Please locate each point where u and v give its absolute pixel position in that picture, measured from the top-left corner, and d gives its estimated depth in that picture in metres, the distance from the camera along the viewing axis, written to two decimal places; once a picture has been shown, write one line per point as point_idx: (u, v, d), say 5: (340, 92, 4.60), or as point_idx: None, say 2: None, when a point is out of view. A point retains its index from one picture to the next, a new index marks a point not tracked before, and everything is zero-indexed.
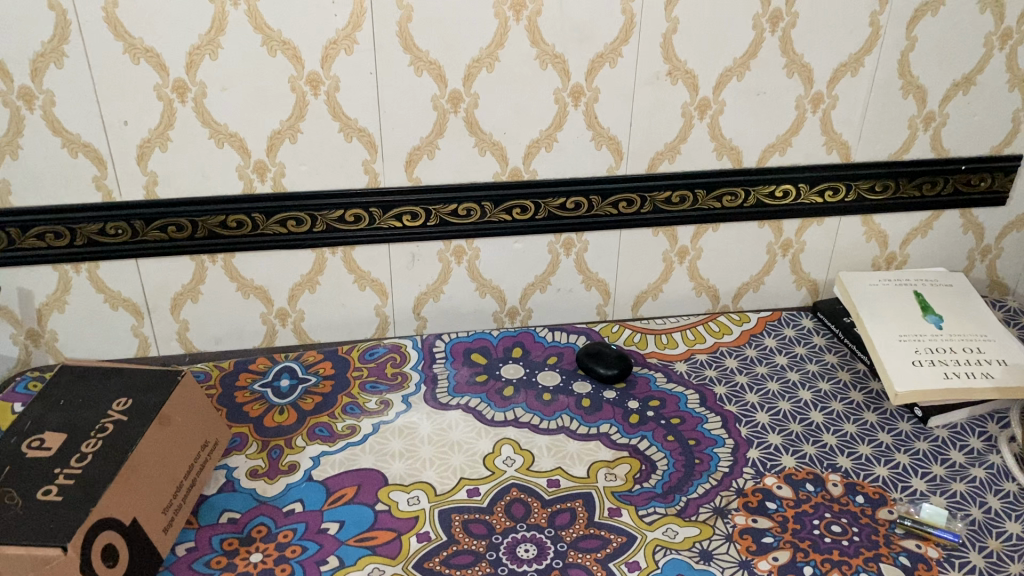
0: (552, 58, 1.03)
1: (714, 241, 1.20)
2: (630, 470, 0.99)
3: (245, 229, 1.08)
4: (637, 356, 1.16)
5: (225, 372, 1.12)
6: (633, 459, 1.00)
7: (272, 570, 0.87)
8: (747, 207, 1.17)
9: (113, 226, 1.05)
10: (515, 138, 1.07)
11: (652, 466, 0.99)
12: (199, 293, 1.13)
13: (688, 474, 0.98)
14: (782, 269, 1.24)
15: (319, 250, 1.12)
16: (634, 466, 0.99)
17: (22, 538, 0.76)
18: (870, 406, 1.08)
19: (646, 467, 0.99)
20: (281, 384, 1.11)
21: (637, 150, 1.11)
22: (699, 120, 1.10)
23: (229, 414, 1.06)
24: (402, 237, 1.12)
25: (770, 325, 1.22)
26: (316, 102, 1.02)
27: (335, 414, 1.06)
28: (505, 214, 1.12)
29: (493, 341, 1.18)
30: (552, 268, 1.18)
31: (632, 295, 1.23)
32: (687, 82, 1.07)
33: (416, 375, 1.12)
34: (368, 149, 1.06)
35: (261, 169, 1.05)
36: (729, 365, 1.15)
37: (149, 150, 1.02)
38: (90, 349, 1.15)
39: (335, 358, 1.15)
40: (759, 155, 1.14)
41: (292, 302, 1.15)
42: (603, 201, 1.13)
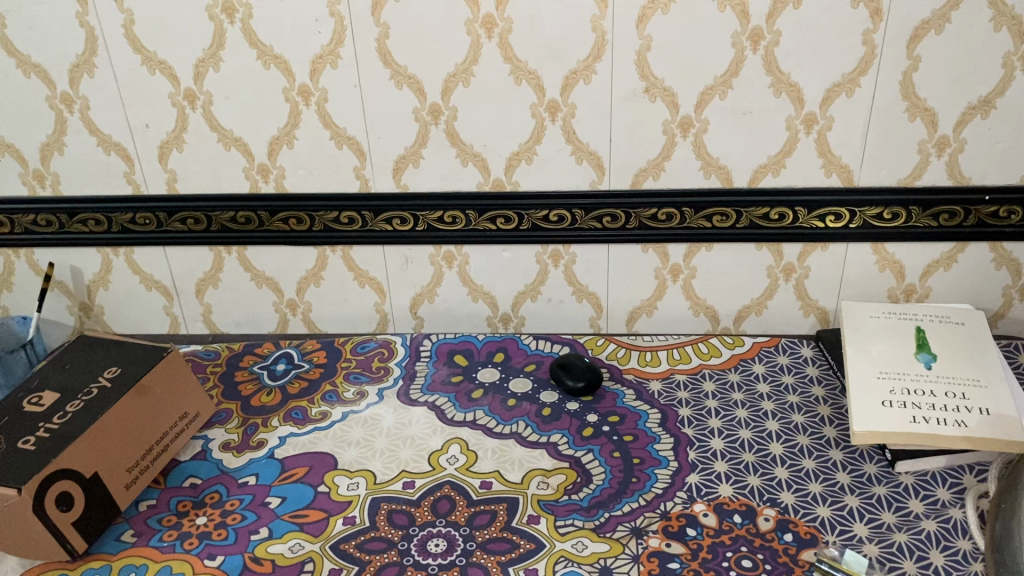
0: (526, 74, 1.06)
1: (708, 261, 1.18)
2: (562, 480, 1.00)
3: (253, 225, 1.19)
4: (615, 370, 1.16)
5: (233, 353, 1.24)
6: (571, 471, 1.01)
7: (209, 533, 0.96)
8: (741, 229, 1.14)
9: (142, 216, 1.20)
10: (495, 150, 1.11)
11: (587, 479, 1.00)
12: (219, 280, 1.25)
13: (619, 492, 0.98)
14: (786, 295, 1.20)
15: (320, 248, 1.21)
16: (570, 477, 1.00)
17: None
18: (839, 444, 1.03)
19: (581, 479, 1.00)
20: (277, 367, 1.21)
21: (619, 167, 1.12)
22: (682, 138, 1.09)
23: (224, 391, 1.17)
24: (394, 240, 1.18)
25: (764, 352, 1.18)
26: (308, 112, 1.10)
27: (314, 400, 1.15)
28: (490, 223, 1.16)
29: (478, 345, 1.22)
30: (542, 278, 1.21)
31: (626, 310, 1.23)
32: (667, 99, 1.06)
33: (398, 370, 1.19)
34: (357, 156, 1.13)
35: (265, 171, 1.15)
36: (705, 388, 1.12)
37: (168, 151, 1.15)
38: (131, 323, 1.31)
39: (330, 348, 1.24)
40: (751, 175, 1.11)
41: (300, 294, 1.25)
42: (586, 215, 1.15)
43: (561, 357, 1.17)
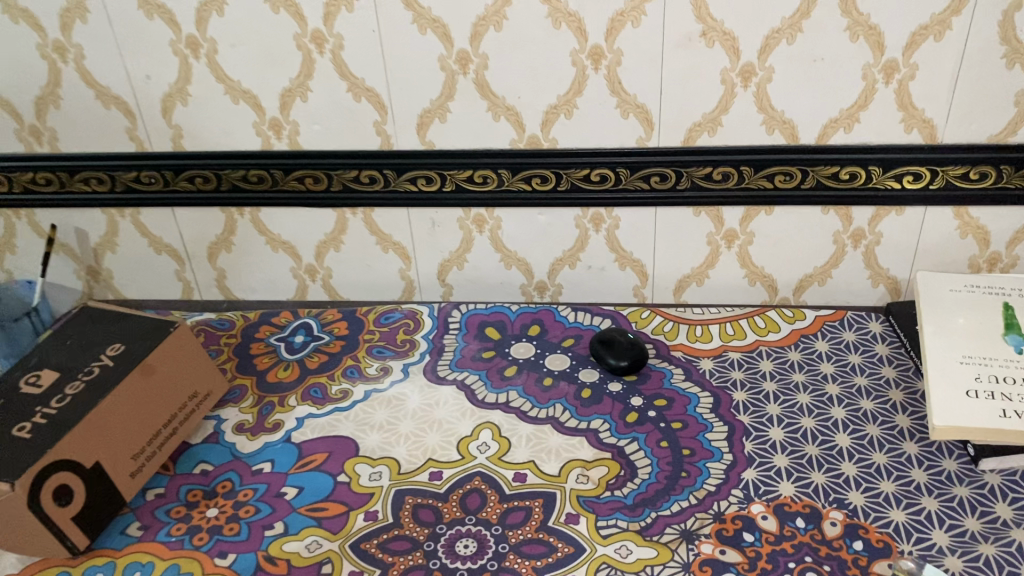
0: (565, 16, 0.93)
1: (767, 226, 1.06)
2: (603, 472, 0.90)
3: (266, 185, 1.09)
4: (662, 347, 1.06)
5: (248, 323, 1.15)
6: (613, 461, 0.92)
7: (221, 528, 0.88)
8: (805, 190, 1.02)
9: (146, 175, 1.10)
10: (530, 103, 1.00)
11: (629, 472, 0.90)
12: (232, 244, 1.16)
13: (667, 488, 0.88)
14: (853, 263, 1.08)
15: (339, 210, 1.11)
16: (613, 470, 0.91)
17: None
18: (913, 436, 0.92)
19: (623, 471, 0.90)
20: (295, 340, 1.12)
21: (670, 122, 0.99)
22: (742, 89, 0.96)
23: (239, 365, 1.09)
24: (419, 201, 1.08)
25: (828, 327, 1.06)
26: (322, 61, 0.99)
27: (334, 376, 1.06)
28: (525, 183, 1.05)
29: (511, 316, 1.12)
30: (581, 244, 1.10)
31: (673, 279, 1.12)
32: (725, 45, 0.94)
33: (424, 344, 1.09)
34: (377, 110, 1.02)
35: (277, 127, 1.05)
36: (763, 368, 1.02)
37: (172, 104, 1.04)
38: (141, 288, 1.22)
39: (351, 318, 1.14)
40: (819, 131, 0.99)
41: (319, 259, 1.16)
42: (632, 175, 1.03)
43: (602, 332, 1.07)
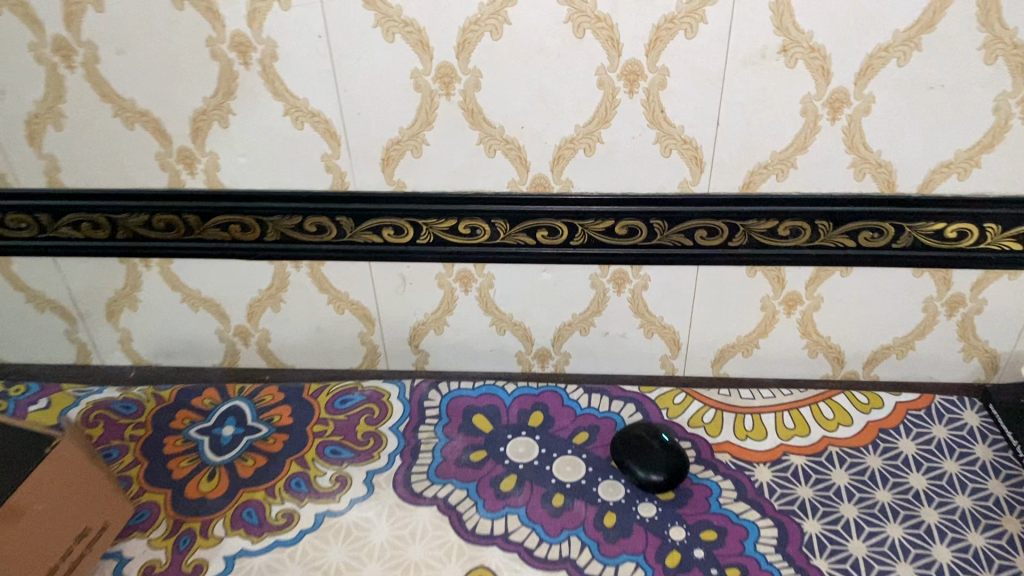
0: (591, 21, 0.66)
1: (840, 289, 0.81)
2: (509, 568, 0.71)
3: (177, 234, 0.82)
4: (703, 447, 0.82)
5: (162, 406, 0.89)
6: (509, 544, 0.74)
7: None
8: (897, 250, 0.78)
9: (15, 218, 0.82)
10: (537, 135, 0.73)
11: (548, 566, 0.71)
12: (137, 301, 0.88)
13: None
14: (944, 334, 0.84)
15: (277, 263, 0.83)
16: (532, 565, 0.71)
17: None
18: None
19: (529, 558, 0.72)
20: (222, 434, 0.86)
21: (726, 162, 0.74)
22: (828, 122, 0.71)
23: (147, 473, 0.82)
24: (385, 255, 0.81)
25: (911, 419, 0.84)
26: (248, 75, 0.71)
27: (275, 491, 0.80)
28: (526, 236, 0.79)
29: (505, 400, 0.88)
30: (598, 307, 0.85)
31: (712, 349, 0.87)
32: (812, 64, 0.67)
33: (394, 441, 0.84)
34: (326, 140, 0.75)
35: (188, 159, 0.77)
36: (836, 483, 0.78)
37: (41, 128, 0.76)
38: (23, 351, 0.94)
39: (297, 401, 0.89)
40: (925, 177, 0.73)
41: (252, 320, 0.89)
42: (670, 228, 0.77)
43: (626, 430, 0.82)
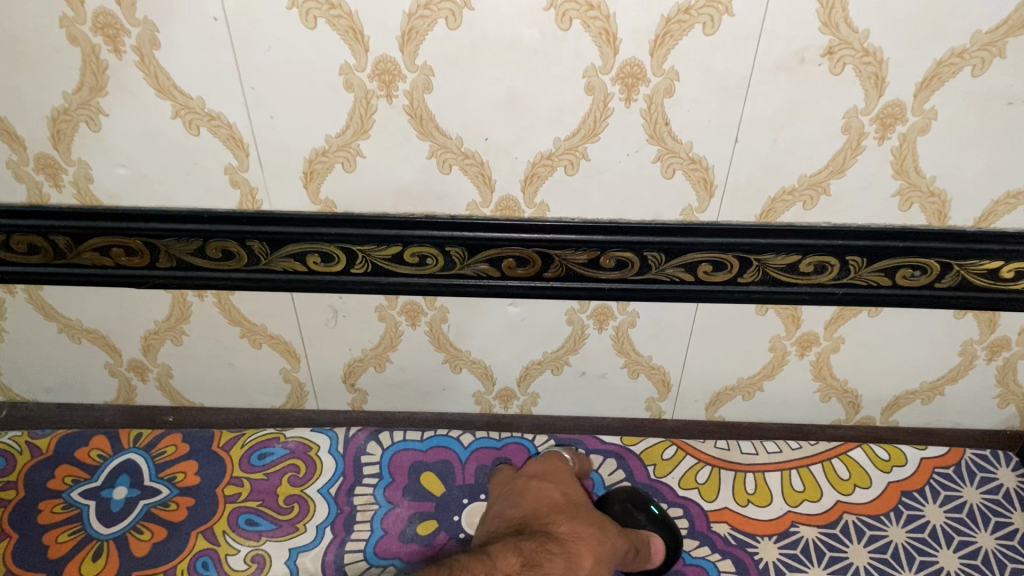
0: (581, 10, 0.50)
1: (866, 330, 0.68)
2: (550, 483, 0.64)
3: (44, 258, 0.64)
4: (697, 516, 0.69)
5: (38, 459, 0.72)
6: (548, 462, 0.68)
7: None
8: (940, 290, 0.64)
9: None
10: (505, 149, 0.57)
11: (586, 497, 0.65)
12: (4, 332, 0.71)
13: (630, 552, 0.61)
14: (980, 379, 0.71)
15: (177, 291, 0.67)
16: (571, 487, 0.65)
17: None
18: None
19: (570, 481, 0.65)
20: (112, 496, 0.70)
21: (744, 186, 0.58)
22: (874, 142, 0.56)
23: (16, 551, 0.66)
24: (312, 286, 0.65)
25: (938, 479, 0.71)
26: (121, 66, 0.53)
27: (176, 575, 0.65)
28: (489, 266, 0.64)
29: (461, 454, 0.73)
30: (574, 345, 0.70)
31: (707, 392, 0.74)
32: (863, 72, 0.52)
33: (324, 507, 0.69)
34: (232, 149, 0.58)
35: (50, 169, 0.59)
36: (854, 564, 0.66)
37: None
38: None
39: (207, 453, 0.73)
40: (985, 209, 0.59)
41: (150, 354, 0.72)
42: (668, 262, 0.63)
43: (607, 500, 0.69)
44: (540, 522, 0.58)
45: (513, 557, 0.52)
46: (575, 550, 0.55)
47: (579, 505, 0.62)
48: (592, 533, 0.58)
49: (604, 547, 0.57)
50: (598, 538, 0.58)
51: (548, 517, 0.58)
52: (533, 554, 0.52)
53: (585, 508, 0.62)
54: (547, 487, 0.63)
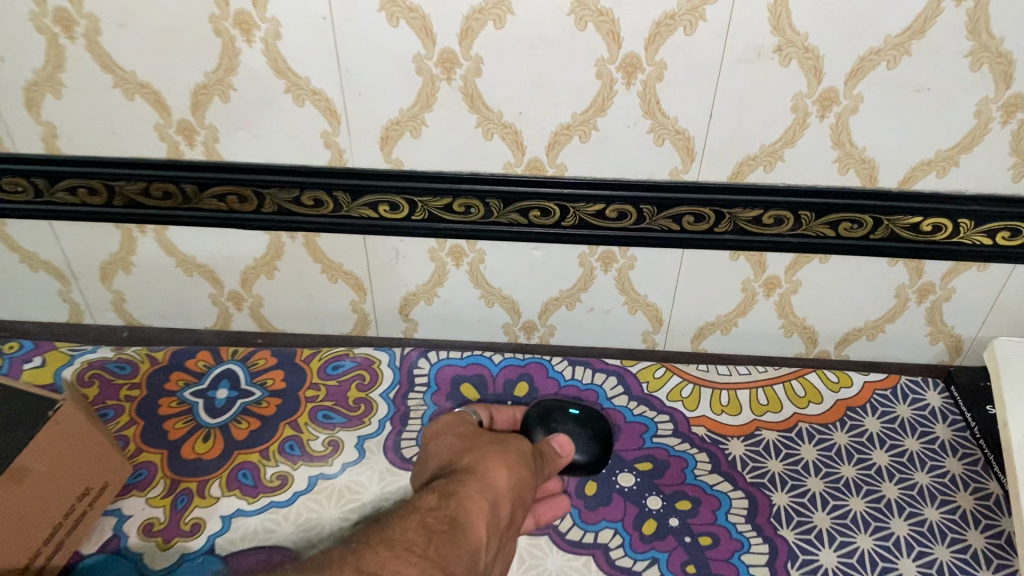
0: (594, 15, 0.67)
1: (819, 274, 0.85)
2: (452, 422, 0.78)
3: (174, 202, 0.83)
4: (680, 421, 0.87)
5: (156, 367, 0.91)
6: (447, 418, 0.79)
7: None
8: (874, 241, 0.81)
9: (11, 181, 0.82)
10: (535, 120, 0.75)
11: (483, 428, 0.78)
12: (132, 265, 0.89)
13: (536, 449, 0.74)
14: (913, 319, 0.88)
15: (274, 233, 0.85)
16: (460, 428, 0.77)
17: None
18: (990, 562, 0.75)
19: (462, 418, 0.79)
20: (217, 396, 0.88)
21: (719, 153, 0.76)
22: (817, 119, 0.73)
23: (143, 433, 0.85)
24: (380, 230, 0.84)
25: (878, 398, 0.88)
26: (251, 53, 0.72)
27: (269, 453, 0.83)
28: (519, 215, 0.82)
29: (493, 370, 0.91)
30: (584, 284, 0.88)
31: (693, 326, 0.91)
32: (805, 64, 0.70)
33: (384, 407, 0.87)
34: (327, 118, 0.76)
35: (187, 131, 0.77)
36: (805, 459, 0.83)
37: (40, 95, 0.76)
38: (15, 310, 0.95)
39: (290, 366, 0.91)
40: (905, 174, 0.77)
41: (246, 286, 0.91)
42: (659, 214, 0.80)
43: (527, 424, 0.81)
44: (448, 466, 0.69)
45: (430, 499, 0.60)
46: (485, 473, 0.65)
47: (473, 441, 0.73)
48: (493, 455, 0.69)
49: (506, 459, 0.68)
50: (500, 451, 0.70)
51: (451, 468, 0.68)
52: (445, 490, 0.61)
53: (483, 434, 0.75)
54: (454, 424, 0.77)
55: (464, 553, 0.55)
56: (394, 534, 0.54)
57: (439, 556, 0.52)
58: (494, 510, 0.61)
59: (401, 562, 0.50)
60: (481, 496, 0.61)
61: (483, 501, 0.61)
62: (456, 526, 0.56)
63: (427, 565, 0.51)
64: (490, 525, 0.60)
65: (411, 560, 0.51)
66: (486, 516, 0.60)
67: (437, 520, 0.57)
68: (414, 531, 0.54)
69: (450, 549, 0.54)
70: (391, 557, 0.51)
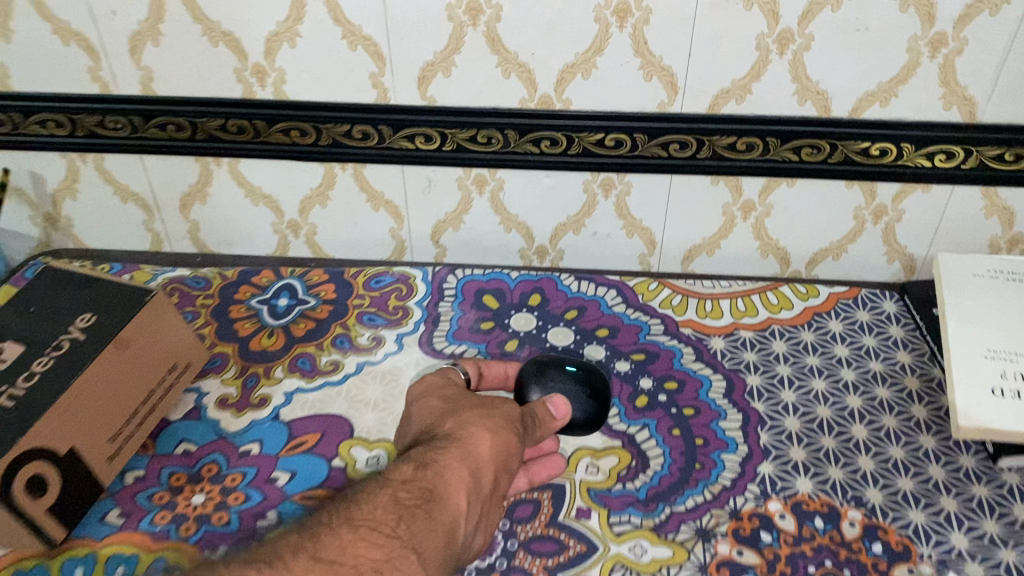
0: None
1: (787, 197, 1.00)
2: (437, 383, 0.85)
3: (247, 136, 1.00)
4: (670, 323, 1.01)
5: (227, 282, 1.07)
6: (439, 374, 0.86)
7: (208, 518, 0.83)
8: (832, 164, 0.96)
9: (113, 120, 0.99)
10: (545, 60, 0.91)
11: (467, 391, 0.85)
12: (208, 196, 1.06)
13: (530, 413, 0.81)
14: (871, 239, 1.03)
15: (327, 164, 1.02)
16: (445, 391, 0.83)
17: None
18: (929, 428, 0.90)
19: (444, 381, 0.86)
20: (278, 303, 1.04)
21: (697, 87, 0.92)
22: (777, 56, 0.88)
23: (218, 331, 1.01)
24: (416, 159, 1.00)
25: (842, 305, 1.03)
26: (313, 4, 0.88)
27: (323, 346, 1.00)
28: (532, 145, 0.98)
29: (510, 284, 1.06)
30: (588, 209, 1.04)
31: (682, 248, 1.07)
32: (765, 8, 0.85)
33: (419, 312, 1.03)
34: (374, 60, 0.92)
35: (260, 74, 0.94)
36: (776, 350, 0.98)
37: (142, 44, 0.93)
38: (106, 238, 1.13)
39: (339, 281, 1.07)
40: (854, 104, 0.92)
41: (303, 214, 1.07)
42: (650, 141, 0.96)
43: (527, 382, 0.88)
44: (433, 430, 0.76)
45: (408, 471, 0.67)
46: (465, 440, 0.72)
47: (456, 403, 0.80)
48: (474, 421, 0.75)
49: (489, 424, 0.75)
50: (479, 421, 0.75)
51: (435, 431, 0.75)
52: (424, 459, 0.69)
53: (465, 399, 0.81)
54: (438, 387, 0.84)
55: (436, 527, 0.63)
56: (362, 513, 0.62)
57: (409, 536, 0.61)
58: (473, 478, 0.68)
59: (368, 546, 0.59)
60: (461, 465, 0.69)
61: (461, 468, 0.69)
62: (429, 500, 0.64)
63: (396, 546, 0.59)
64: (469, 493, 0.67)
65: (377, 540, 0.59)
66: (464, 485, 0.67)
67: (411, 496, 0.64)
68: (386, 508, 0.62)
69: (425, 523, 0.62)
70: (359, 539, 0.59)
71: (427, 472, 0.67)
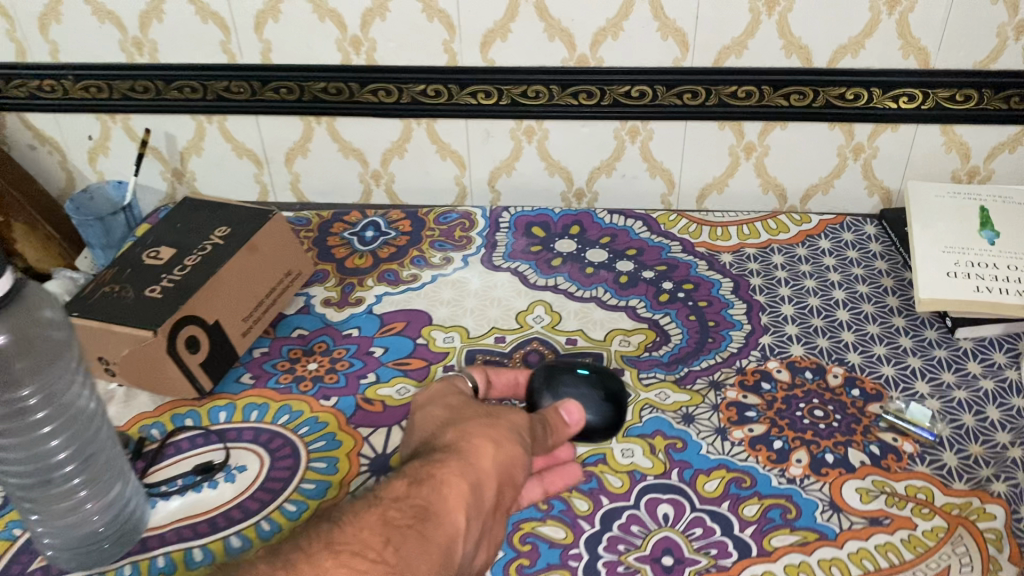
0: None
1: (782, 138, 1.22)
2: (446, 396, 0.87)
3: (343, 96, 1.24)
4: (687, 244, 1.23)
5: (323, 220, 1.31)
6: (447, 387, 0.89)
7: (322, 377, 1.05)
8: (816, 108, 1.18)
9: (236, 84, 1.24)
10: (582, 25, 1.14)
11: (470, 399, 0.87)
12: (308, 150, 1.31)
13: (542, 419, 0.85)
14: (853, 173, 1.25)
15: (406, 120, 1.26)
16: (449, 397, 0.86)
17: (130, 321, 0.95)
18: (902, 312, 1.10)
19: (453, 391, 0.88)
20: (366, 234, 1.28)
21: (704, 44, 1.15)
22: (767, 17, 1.11)
23: (319, 254, 1.25)
24: (477, 113, 1.24)
25: (831, 229, 1.24)
26: None
27: (403, 263, 1.22)
28: (572, 98, 1.21)
29: (554, 218, 1.29)
30: (618, 153, 1.27)
31: (697, 187, 1.30)
32: None
33: (479, 240, 1.26)
34: (446, 30, 1.17)
35: (356, 43, 1.19)
36: (775, 261, 1.19)
37: (264, 21, 1.18)
38: (222, 190, 1.38)
39: (414, 218, 1.31)
40: (831, 56, 1.14)
41: (385, 164, 1.32)
42: (668, 91, 1.19)
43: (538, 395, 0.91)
44: (433, 441, 0.79)
45: (401, 487, 0.70)
46: (467, 453, 0.75)
47: (460, 412, 0.83)
48: (478, 432, 0.78)
49: (493, 435, 0.77)
50: (481, 435, 0.77)
51: (439, 439, 0.78)
52: (422, 474, 0.72)
53: (472, 408, 0.83)
54: (445, 396, 0.86)
55: (429, 548, 0.66)
56: (346, 536, 0.65)
57: (398, 561, 0.64)
58: (472, 495, 0.71)
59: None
60: (460, 480, 0.72)
61: (459, 484, 0.71)
62: (422, 519, 0.68)
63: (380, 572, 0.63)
64: (467, 509, 0.70)
65: (359, 566, 0.63)
66: (462, 501, 0.70)
67: (404, 516, 0.67)
68: (374, 531, 0.65)
69: (417, 545, 0.66)
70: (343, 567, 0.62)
71: (424, 489, 0.70)
